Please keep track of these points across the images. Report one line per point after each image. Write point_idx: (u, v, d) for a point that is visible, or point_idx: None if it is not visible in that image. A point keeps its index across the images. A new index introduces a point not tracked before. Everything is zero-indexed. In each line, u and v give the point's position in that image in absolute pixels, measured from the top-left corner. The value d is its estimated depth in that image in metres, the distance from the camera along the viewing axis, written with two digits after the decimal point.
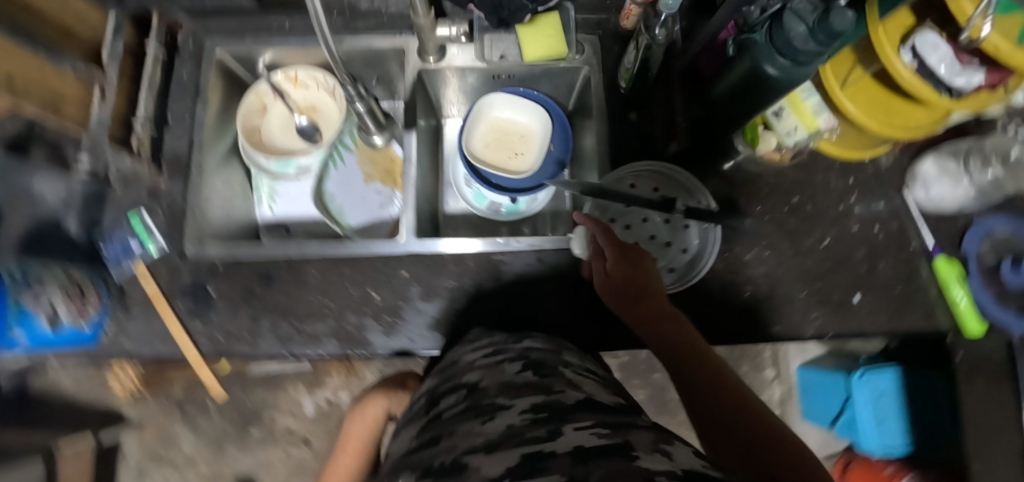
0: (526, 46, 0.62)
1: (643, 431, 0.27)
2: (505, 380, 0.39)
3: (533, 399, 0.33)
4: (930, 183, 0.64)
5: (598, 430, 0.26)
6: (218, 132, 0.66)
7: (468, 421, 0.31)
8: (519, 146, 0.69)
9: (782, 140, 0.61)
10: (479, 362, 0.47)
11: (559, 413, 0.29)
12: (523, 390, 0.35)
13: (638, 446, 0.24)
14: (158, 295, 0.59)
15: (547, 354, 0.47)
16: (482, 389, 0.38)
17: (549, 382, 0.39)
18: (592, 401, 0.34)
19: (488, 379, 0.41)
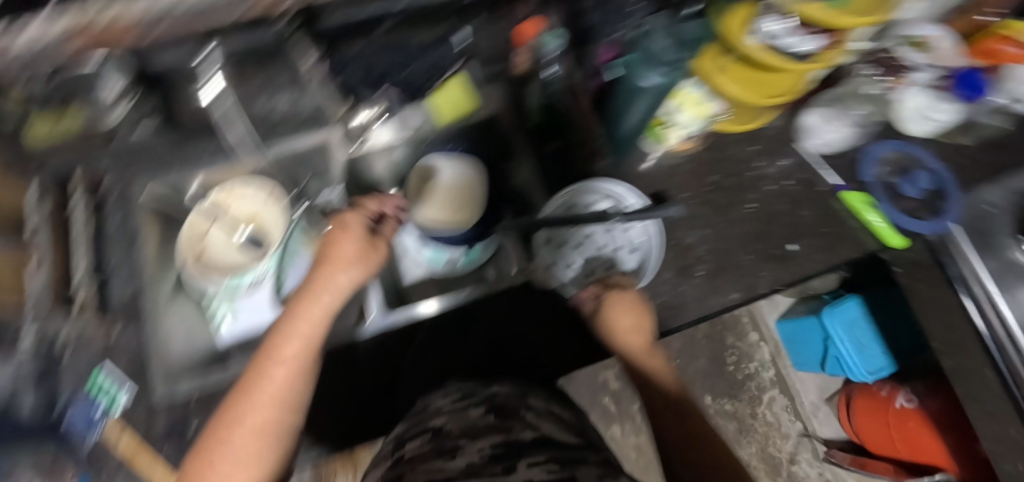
0: (438, 111, 0.68)
1: (589, 468, 0.39)
2: (468, 423, 0.49)
3: (494, 438, 0.44)
4: (814, 131, 0.73)
5: (552, 468, 0.37)
6: (161, 268, 0.66)
7: (446, 459, 0.42)
8: (457, 197, 0.71)
9: (683, 132, 0.68)
10: (447, 408, 0.54)
11: (515, 452, 0.41)
12: (486, 430, 0.46)
13: (581, 478, 0.36)
14: (137, 450, 0.56)
15: (511, 400, 0.55)
16: (445, 431, 0.48)
17: (510, 423, 0.49)
18: (543, 438, 0.45)
19: (451, 424, 0.49)
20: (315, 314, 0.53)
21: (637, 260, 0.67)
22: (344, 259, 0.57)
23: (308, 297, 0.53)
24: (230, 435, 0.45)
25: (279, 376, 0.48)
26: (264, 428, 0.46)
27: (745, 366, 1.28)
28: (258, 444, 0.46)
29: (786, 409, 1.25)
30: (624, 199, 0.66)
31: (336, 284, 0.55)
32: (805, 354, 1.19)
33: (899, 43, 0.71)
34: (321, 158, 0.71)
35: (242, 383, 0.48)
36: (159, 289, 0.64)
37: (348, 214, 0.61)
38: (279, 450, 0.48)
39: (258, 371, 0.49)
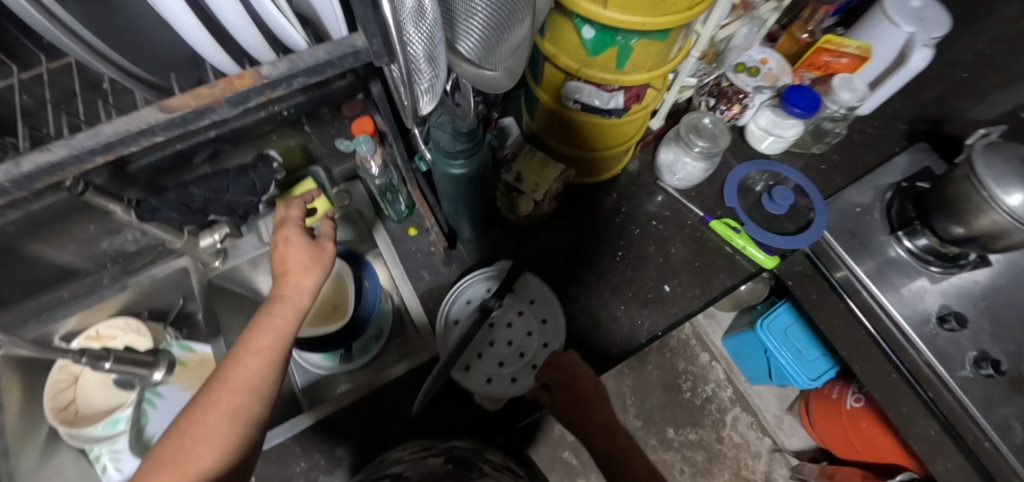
0: None
1: None
2: (424, 472, 0.51)
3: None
4: (670, 167, 0.73)
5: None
6: (26, 429, 0.63)
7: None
8: (336, 298, 0.72)
9: (533, 197, 0.66)
10: (407, 456, 0.55)
11: None
12: (442, 480, 0.49)
13: None
14: None
15: (470, 450, 0.56)
16: (405, 476, 0.50)
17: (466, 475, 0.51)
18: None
19: (410, 472, 0.51)
20: (278, 310, 0.44)
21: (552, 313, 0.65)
22: (288, 234, 0.50)
23: (273, 310, 0.44)
24: (195, 415, 0.38)
25: (235, 395, 0.39)
26: (214, 437, 0.37)
27: (704, 389, 1.25)
28: (229, 429, 0.38)
29: (752, 427, 1.21)
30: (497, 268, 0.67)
31: (298, 287, 0.47)
32: (754, 367, 1.17)
33: (732, 72, 0.74)
34: (190, 282, 0.71)
35: (201, 389, 0.40)
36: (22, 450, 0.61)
37: (288, 224, 0.51)
38: (214, 467, 0.36)
39: (197, 402, 0.39)
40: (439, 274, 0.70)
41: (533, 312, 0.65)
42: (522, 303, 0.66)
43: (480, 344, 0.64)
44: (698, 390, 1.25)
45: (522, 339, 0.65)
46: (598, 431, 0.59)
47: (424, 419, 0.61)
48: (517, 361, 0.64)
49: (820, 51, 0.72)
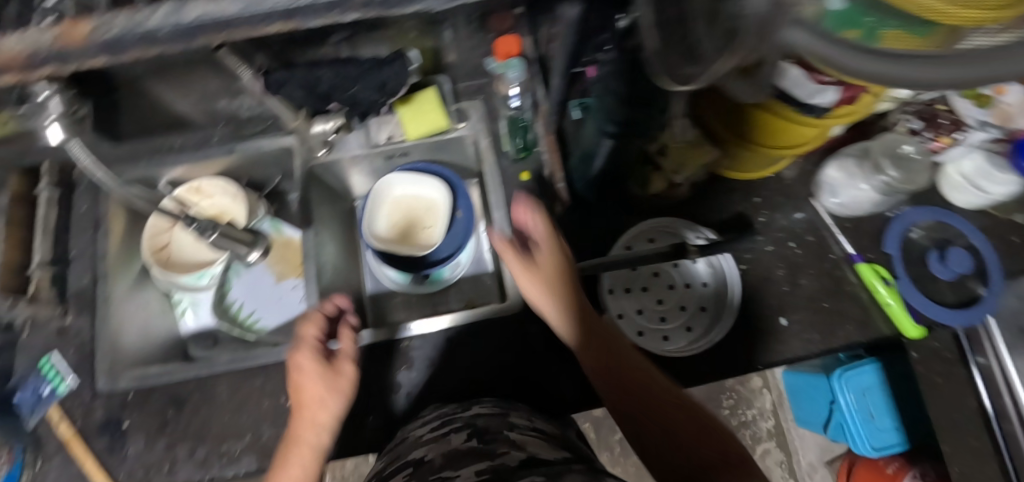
0: (409, 124, 0.64)
1: (572, 473, 0.40)
2: (446, 450, 0.47)
3: (478, 465, 0.42)
4: (834, 188, 0.63)
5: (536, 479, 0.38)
6: (124, 258, 0.66)
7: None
8: (426, 220, 0.70)
9: (670, 178, 0.60)
10: (425, 436, 0.51)
11: (497, 474, 0.40)
12: (466, 457, 0.45)
13: None
14: (72, 437, 0.58)
15: (492, 418, 0.52)
16: (425, 462, 0.46)
17: (493, 445, 0.47)
18: (529, 459, 0.43)
19: (431, 454, 0.47)
20: (305, 434, 0.51)
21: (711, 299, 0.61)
22: (308, 336, 0.55)
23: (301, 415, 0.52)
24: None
25: None
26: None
27: (744, 413, 1.18)
28: None
29: (782, 466, 1.16)
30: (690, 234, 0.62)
31: (320, 406, 0.52)
32: (808, 411, 1.09)
33: (956, 94, 0.58)
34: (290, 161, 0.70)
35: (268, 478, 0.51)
36: (118, 277, 0.65)
37: (302, 345, 0.54)
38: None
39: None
40: None
41: (698, 291, 0.62)
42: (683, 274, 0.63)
43: (630, 284, 0.63)
44: (737, 413, 1.19)
45: (673, 308, 0.62)
46: (626, 393, 0.50)
47: (452, 387, 0.61)
48: (657, 323, 0.61)
49: None
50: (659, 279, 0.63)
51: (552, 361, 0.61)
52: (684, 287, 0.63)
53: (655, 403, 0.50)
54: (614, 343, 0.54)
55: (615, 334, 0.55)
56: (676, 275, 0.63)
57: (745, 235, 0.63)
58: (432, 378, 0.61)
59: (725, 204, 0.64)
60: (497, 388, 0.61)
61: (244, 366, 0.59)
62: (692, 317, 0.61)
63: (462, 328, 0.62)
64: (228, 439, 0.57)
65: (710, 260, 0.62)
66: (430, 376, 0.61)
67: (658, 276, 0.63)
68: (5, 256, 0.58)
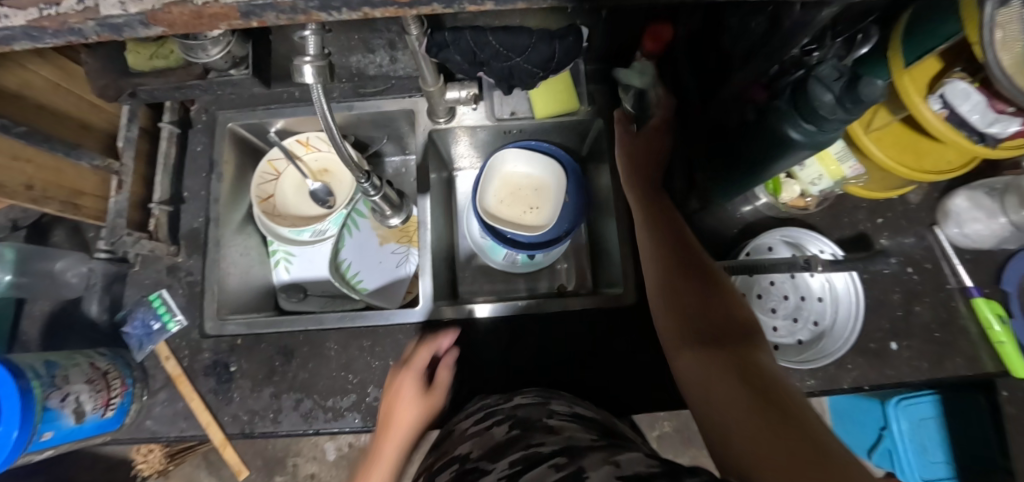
0: (537, 101, 0.62)
1: (598, 454, 0.37)
2: (489, 443, 0.44)
3: (513, 454, 0.40)
4: (961, 221, 0.61)
5: (558, 462, 0.36)
6: (233, 203, 0.66)
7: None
8: (533, 201, 0.69)
9: (807, 189, 0.58)
10: (469, 431, 0.49)
11: (529, 460, 0.38)
12: (503, 446, 0.43)
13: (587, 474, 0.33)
14: (180, 375, 0.58)
15: (534, 409, 0.50)
16: (470, 458, 0.44)
17: (530, 431, 0.44)
18: (567, 446, 0.39)
19: (475, 450, 0.45)
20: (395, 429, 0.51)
21: (824, 315, 0.60)
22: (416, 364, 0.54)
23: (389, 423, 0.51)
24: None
25: None
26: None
27: None
28: None
29: None
30: (810, 248, 0.60)
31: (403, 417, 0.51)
32: (852, 434, 1.09)
33: None
34: (403, 124, 0.69)
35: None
36: (227, 220, 0.65)
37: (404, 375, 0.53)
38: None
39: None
40: None
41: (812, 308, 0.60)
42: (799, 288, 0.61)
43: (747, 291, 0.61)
44: None
45: (786, 321, 0.60)
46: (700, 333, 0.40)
47: (513, 381, 0.59)
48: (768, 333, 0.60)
49: None
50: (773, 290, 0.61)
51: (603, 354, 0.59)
52: (798, 301, 0.61)
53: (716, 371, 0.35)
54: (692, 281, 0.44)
55: (714, 277, 0.44)
56: (791, 287, 0.61)
57: (862, 255, 0.62)
58: (510, 357, 0.60)
59: (844, 221, 0.63)
60: (576, 378, 0.59)
61: (356, 325, 0.59)
62: (803, 331, 0.60)
63: (560, 314, 0.61)
64: (333, 395, 0.57)
65: (830, 278, 0.60)
66: (504, 354, 0.60)
67: (773, 285, 0.61)
68: (129, 188, 0.58)
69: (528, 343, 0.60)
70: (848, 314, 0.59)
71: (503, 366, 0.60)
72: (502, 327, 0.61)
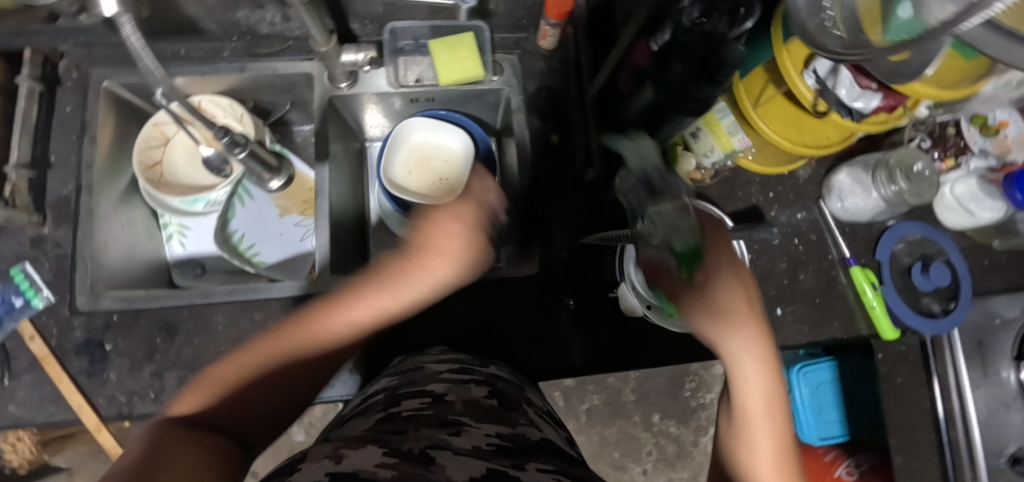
0: (442, 69, 0.61)
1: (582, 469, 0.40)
2: (470, 398, 0.46)
3: (500, 429, 0.42)
4: (842, 196, 0.65)
5: (548, 468, 0.37)
6: (111, 171, 0.61)
7: (446, 434, 0.38)
8: (443, 172, 0.67)
9: (701, 161, 0.62)
10: (449, 374, 0.51)
11: (521, 446, 0.40)
12: (488, 416, 0.44)
13: None
14: (46, 356, 0.54)
15: (512, 386, 0.53)
16: (447, 402, 0.45)
17: (514, 415, 0.47)
18: (547, 444, 0.43)
19: (454, 394, 0.46)
20: (409, 290, 0.45)
21: None
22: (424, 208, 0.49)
23: (388, 288, 0.45)
24: (225, 374, 0.41)
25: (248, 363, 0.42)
26: (165, 427, 0.37)
27: (704, 398, 1.25)
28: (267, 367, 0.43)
29: None
30: None
31: (425, 277, 0.45)
32: None
33: (965, 121, 0.64)
34: (306, 90, 0.66)
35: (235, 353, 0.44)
36: (105, 188, 0.60)
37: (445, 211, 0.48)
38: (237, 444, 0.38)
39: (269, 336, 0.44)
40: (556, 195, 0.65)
41: None
42: None
43: None
44: (697, 396, 1.25)
45: None
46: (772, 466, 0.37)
47: (459, 330, 0.60)
48: None
49: None
50: None
51: (541, 320, 0.60)
52: None
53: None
54: (780, 414, 0.39)
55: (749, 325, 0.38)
56: None
57: (754, 226, 0.65)
58: (425, 327, 0.60)
59: (738, 195, 0.67)
60: (497, 346, 0.60)
61: (245, 298, 0.56)
62: None
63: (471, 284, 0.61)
64: None
65: None
66: (430, 322, 0.59)
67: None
68: None
69: (433, 315, 0.60)
70: None
71: (412, 335, 0.59)
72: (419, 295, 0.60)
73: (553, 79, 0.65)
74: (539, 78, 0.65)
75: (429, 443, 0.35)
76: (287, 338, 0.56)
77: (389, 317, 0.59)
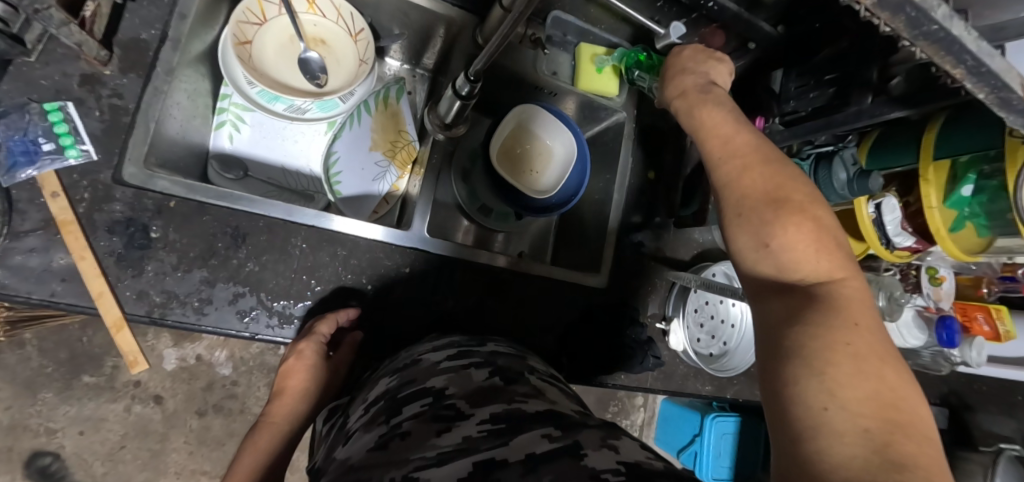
0: (582, 74, 0.63)
1: (591, 430, 0.41)
2: (469, 387, 0.45)
3: (494, 408, 0.42)
4: None
5: (552, 433, 0.38)
6: (198, 31, 0.51)
7: (436, 435, 0.39)
8: (536, 164, 0.68)
9: None
10: (444, 364, 0.49)
11: (517, 422, 0.40)
12: (485, 397, 0.44)
13: (584, 446, 0.36)
14: (69, 223, 0.43)
15: (509, 363, 0.51)
16: (444, 397, 0.44)
17: (514, 387, 0.46)
18: (548, 410, 0.43)
19: (454, 387, 0.45)
20: (273, 439, 0.51)
21: (730, 338, 0.72)
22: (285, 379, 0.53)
23: (286, 390, 0.53)
24: (235, 474, 0.48)
25: None
26: None
27: (621, 422, 1.38)
28: None
29: None
30: None
31: (300, 409, 0.54)
32: (669, 435, 1.34)
33: (924, 268, 0.82)
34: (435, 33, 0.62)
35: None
36: (187, 49, 0.50)
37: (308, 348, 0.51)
38: None
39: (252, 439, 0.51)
40: (633, 223, 0.69)
41: (724, 330, 0.72)
42: (720, 312, 0.72)
43: (692, 305, 0.69)
44: (616, 420, 1.38)
45: (704, 336, 0.71)
46: (736, 159, 0.37)
47: (461, 317, 0.58)
48: (693, 343, 0.70)
49: (979, 309, 0.83)
50: (706, 308, 0.71)
51: (550, 319, 0.62)
52: (717, 321, 0.72)
53: (798, 248, 0.32)
54: (739, 146, 0.37)
55: (758, 152, 0.37)
56: (717, 308, 0.72)
57: None
58: (480, 305, 0.59)
59: None
60: (534, 341, 0.61)
61: (330, 229, 0.51)
62: (713, 347, 0.72)
63: (532, 281, 0.62)
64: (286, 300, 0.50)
65: (743, 309, 0.72)
66: (469, 308, 0.59)
67: (705, 304, 0.71)
68: None
69: (495, 300, 0.60)
70: (747, 340, 0.72)
71: (457, 310, 0.58)
72: (474, 272, 0.59)
73: (659, 119, 0.71)
74: (648, 113, 0.70)
75: (413, 464, 0.35)
76: (350, 278, 0.53)
77: (398, 297, 0.55)
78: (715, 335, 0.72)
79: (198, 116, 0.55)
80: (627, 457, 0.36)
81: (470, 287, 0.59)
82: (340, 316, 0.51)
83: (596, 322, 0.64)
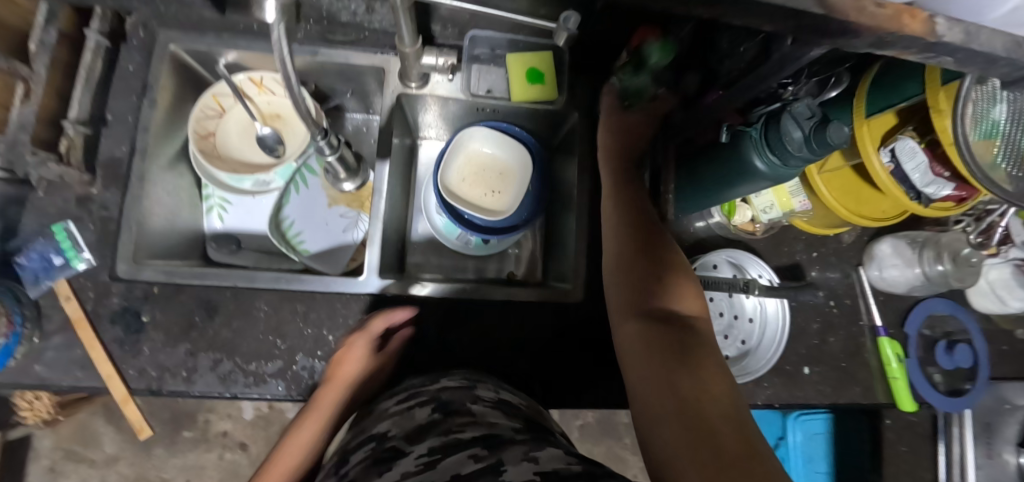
0: (516, 85, 0.61)
1: (517, 445, 0.39)
2: (412, 428, 0.45)
3: (435, 441, 0.41)
4: (878, 266, 0.68)
5: (478, 453, 0.37)
6: (164, 136, 0.59)
7: (378, 476, 0.38)
8: (496, 185, 0.68)
9: (758, 215, 0.62)
10: (393, 410, 0.49)
11: (449, 448, 0.39)
12: (428, 433, 0.43)
13: (506, 462, 0.35)
14: (80, 320, 0.52)
15: (457, 394, 0.50)
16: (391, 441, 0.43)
17: (451, 419, 0.45)
18: (487, 434, 0.41)
19: (396, 429, 0.46)
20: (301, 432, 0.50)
21: (749, 335, 0.63)
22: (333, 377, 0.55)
23: (309, 412, 0.51)
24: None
25: None
26: None
27: None
28: None
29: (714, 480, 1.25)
30: (747, 269, 0.63)
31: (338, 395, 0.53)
32: None
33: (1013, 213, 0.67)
34: (372, 83, 0.65)
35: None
36: (159, 153, 0.58)
37: (358, 337, 0.54)
38: None
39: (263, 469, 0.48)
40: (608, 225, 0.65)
41: (740, 328, 0.63)
42: (731, 307, 0.63)
43: None
44: None
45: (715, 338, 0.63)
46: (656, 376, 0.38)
47: (444, 357, 0.59)
48: None
49: None
50: (711, 306, 0.63)
51: (527, 340, 0.60)
52: (729, 319, 0.63)
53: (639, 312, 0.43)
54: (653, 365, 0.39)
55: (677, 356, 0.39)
56: (727, 305, 0.63)
57: (795, 280, 0.67)
58: (450, 337, 0.59)
59: (784, 249, 0.67)
60: (510, 366, 0.60)
61: (290, 287, 0.56)
62: (728, 349, 0.63)
63: (496, 307, 0.60)
64: (259, 360, 0.54)
65: (759, 300, 0.62)
66: (437, 341, 0.59)
67: (711, 302, 0.63)
68: (38, 102, 0.49)
69: (463, 329, 0.60)
70: (770, 334, 0.63)
71: (425, 344, 0.59)
72: (436, 305, 0.60)
73: None
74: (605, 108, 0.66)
75: None
76: (315, 331, 0.56)
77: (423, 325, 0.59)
78: (729, 336, 0.63)
79: (185, 207, 0.63)
80: (545, 467, 0.34)
81: (452, 315, 0.60)
82: (397, 314, 0.57)
83: (580, 337, 0.61)
